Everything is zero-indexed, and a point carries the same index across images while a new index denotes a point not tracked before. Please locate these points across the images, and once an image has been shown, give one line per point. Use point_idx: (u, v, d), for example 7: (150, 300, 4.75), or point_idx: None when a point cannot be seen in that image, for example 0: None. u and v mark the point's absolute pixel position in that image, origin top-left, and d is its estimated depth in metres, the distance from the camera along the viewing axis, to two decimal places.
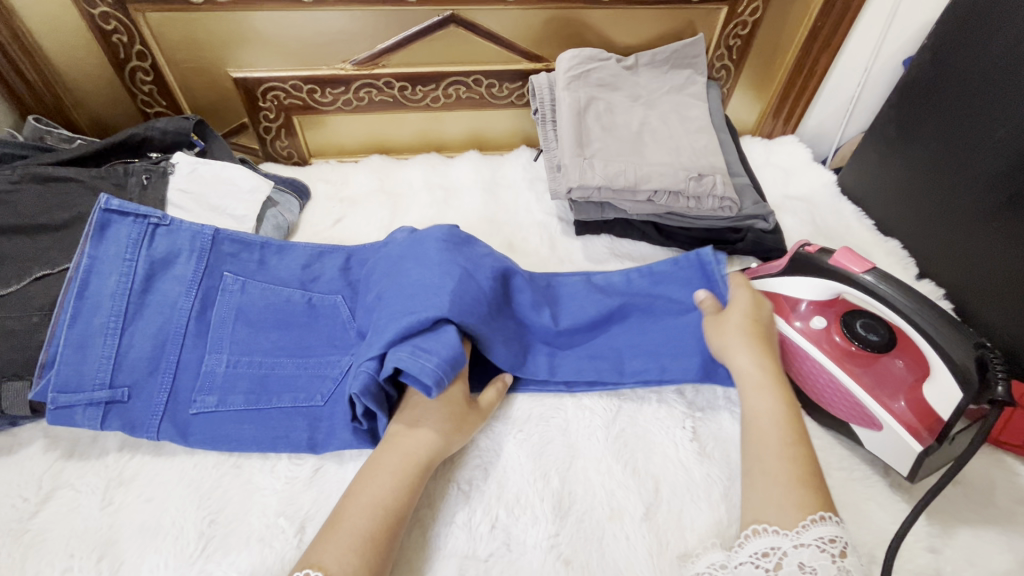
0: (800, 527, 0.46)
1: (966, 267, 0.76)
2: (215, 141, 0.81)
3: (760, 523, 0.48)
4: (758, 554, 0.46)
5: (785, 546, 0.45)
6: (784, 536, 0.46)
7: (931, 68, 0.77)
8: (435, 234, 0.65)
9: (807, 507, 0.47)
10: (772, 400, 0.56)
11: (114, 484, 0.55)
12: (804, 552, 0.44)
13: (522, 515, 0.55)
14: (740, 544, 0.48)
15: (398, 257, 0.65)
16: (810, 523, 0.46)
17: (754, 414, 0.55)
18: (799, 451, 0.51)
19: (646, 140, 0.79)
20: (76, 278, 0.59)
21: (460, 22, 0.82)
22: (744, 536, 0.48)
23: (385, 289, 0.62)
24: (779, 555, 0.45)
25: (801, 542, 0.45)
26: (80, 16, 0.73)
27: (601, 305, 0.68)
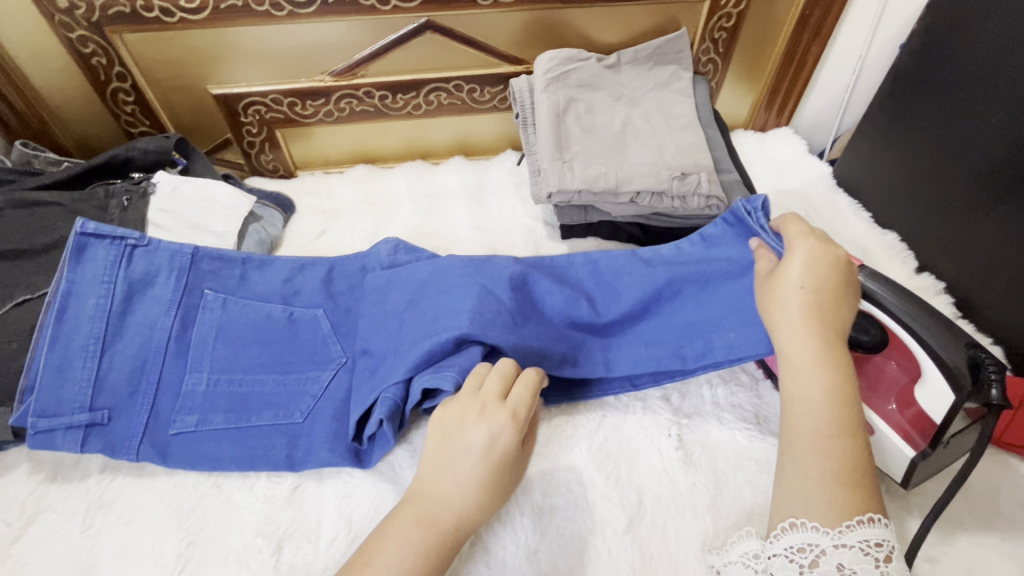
0: (844, 527, 0.41)
1: (964, 259, 0.73)
2: (197, 159, 0.82)
3: (795, 516, 0.43)
4: (792, 548, 0.42)
5: (824, 545, 0.41)
6: (824, 534, 0.41)
7: (921, 53, 0.74)
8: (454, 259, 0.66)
9: (855, 508, 0.42)
10: (829, 377, 0.47)
11: (94, 507, 0.56)
12: (845, 553, 0.40)
13: (502, 531, 0.54)
14: (774, 536, 0.44)
15: (406, 281, 0.65)
16: (855, 524, 0.41)
17: (807, 397, 0.47)
18: (842, 445, 0.44)
19: (628, 139, 0.77)
20: (54, 302, 0.60)
21: (436, 28, 0.81)
22: (779, 528, 0.44)
23: (399, 314, 0.62)
24: (817, 553, 0.41)
25: (844, 542, 0.41)
26: (58, 40, 0.74)
27: (647, 284, 0.65)
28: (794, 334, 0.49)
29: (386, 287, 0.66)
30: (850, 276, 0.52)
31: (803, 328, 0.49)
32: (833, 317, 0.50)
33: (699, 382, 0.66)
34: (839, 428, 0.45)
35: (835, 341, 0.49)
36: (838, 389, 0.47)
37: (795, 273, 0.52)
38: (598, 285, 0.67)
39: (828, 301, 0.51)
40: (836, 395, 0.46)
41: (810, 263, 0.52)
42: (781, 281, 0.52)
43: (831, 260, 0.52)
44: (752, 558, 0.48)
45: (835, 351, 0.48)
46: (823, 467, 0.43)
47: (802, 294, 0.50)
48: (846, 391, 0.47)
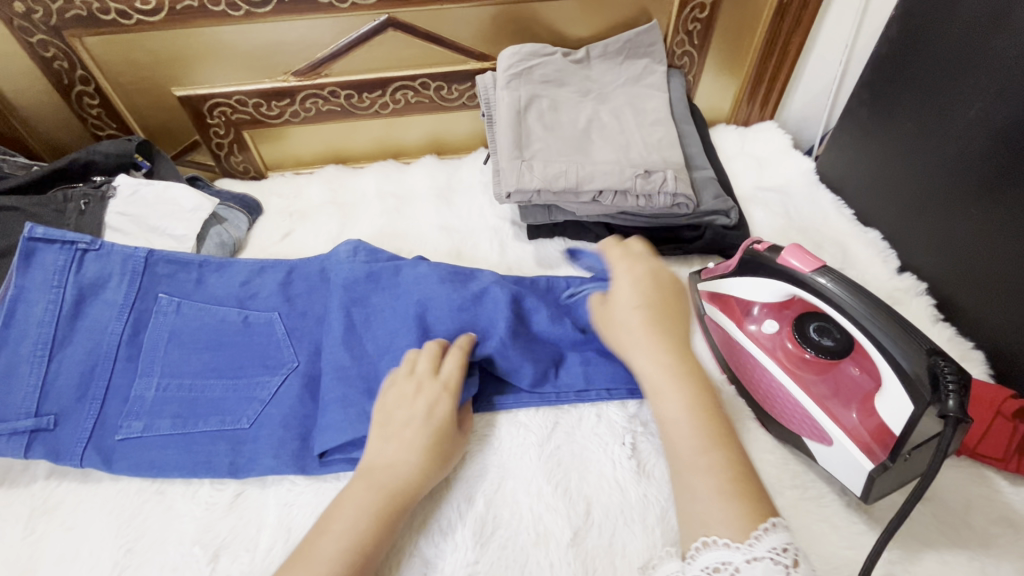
0: (753, 538, 0.40)
1: (948, 257, 0.69)
2: (161, 161, 0.81)
3: (710, 535, 0.42)
4: (708, 569, 0.41)
5: (737, 561, 0.40)
6: (736, 550, 0.40)
7: (901, 40, 0.70)
8: (440, 273, 0.65)
9: (759, 515, 0.42)
10: (687, 391, 0.50)
11: (38, 512, 0.56)
12: (758, 567, 0.39)
13: (442, 542, 0.52)
14: (691, 558, 0.42)
15: (389, 292, 0.65)
16: (762, 533, 0.40)
17: (672, 418, 0.49)
18: (717, 456, 0.46)
19: (593, 137, 0.75)
20: (2, 308, 0.60)
21: (397, 25, 0.79)
22: (693, 548, 0.42)
23: (385, 330, 0.62)
24: (732, 571, 0.40)
25: (755, 556, 0.39)
26: (19, 45, 0.75)
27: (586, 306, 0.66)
28: (649, 358, 0.52)
29: (364, 294, 0.65)
30: (670, 280, 0.58)
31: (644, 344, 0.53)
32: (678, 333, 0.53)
33: None
34: (713, 439, 0.47)
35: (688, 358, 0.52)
36: (699, 400, 0.49)
37: (626, 297, 0.56)
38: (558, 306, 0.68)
39: (664, 313, 0.54)
40: (697, 406, 0.49)
41: (636, 284, 0.56)
42: (619, 308, 0.56)
43: (652, 277, 0.58)
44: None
45: (689, 367, 0.51)
46: (711, 484, 0.44)
47: (638, 313, 0.54)
48: (705, 401, 0.49)
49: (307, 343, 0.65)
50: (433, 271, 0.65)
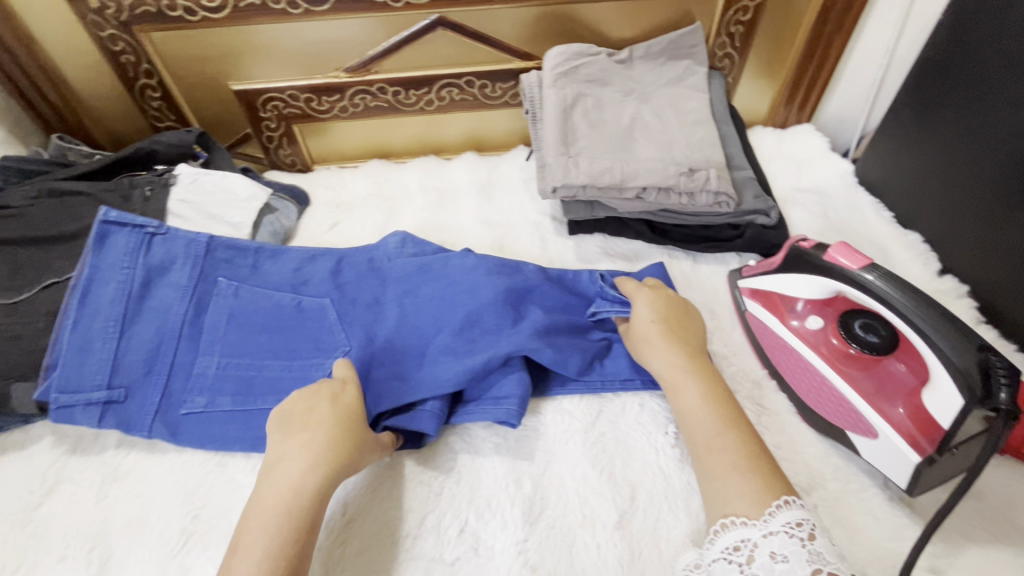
0: (767, 515, 0.44)
1: (990, 260, 0.70)
2: (217, 152, 0.84)
3: (727, 515, 0.46)
4: (728, 549, 0.44)
5: (755, 537, 0.43)
6: (753, 526, 0.44)
7: (948, 44, 0.71)
8: (488, 263, 0.68)
9: (772, 492, 0.46)
10: (702, 383, 0.55)
11: (109, 479, 0.59)
12: (774, 540, 0.43)
13: (492, 520, 0.54)
14: (711, 541, 0.46)
15: (439, 280, 0.68)
16: (776, 509, 0.44)
17: (690, 408, 0.54)
18: (731, 438, 0.50)
19: (637, 135, 0.77)
20: (78, 285, 0.63)
21: (447, 24, 0.82)
22: (713, 532, 0.46)
23: (435, 316, 0.65)
24: (750, 548, 0.43)
25: (770, 530, 0.43)
26: (91, 39, 0.79)
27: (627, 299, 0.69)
28: (664, 360, 0.57)
29: (414, 281, 0.69)
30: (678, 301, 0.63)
31: (664, 350, 0.57)
32: (689, 338, 0.59)
33: None
34: (726, 423, 0.51)
35: (698, 357, 0.57)
36: (712, 390, 0.54)
37: (643, 314, 0.60)
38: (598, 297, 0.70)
39: (675, 329, 0.59)
40: (710, 396, 0.54)
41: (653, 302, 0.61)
42: (636, 324, 0.61)
43: (665, 299, 0.62)
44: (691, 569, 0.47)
45: (699, 364, 0.56)
46: (724, 461, 0.49)
47: (653, 328, 0.59)
48: (718, 391, 0.54)
49: (358, 328, 0.67)
50: (481, 262, 0.68)
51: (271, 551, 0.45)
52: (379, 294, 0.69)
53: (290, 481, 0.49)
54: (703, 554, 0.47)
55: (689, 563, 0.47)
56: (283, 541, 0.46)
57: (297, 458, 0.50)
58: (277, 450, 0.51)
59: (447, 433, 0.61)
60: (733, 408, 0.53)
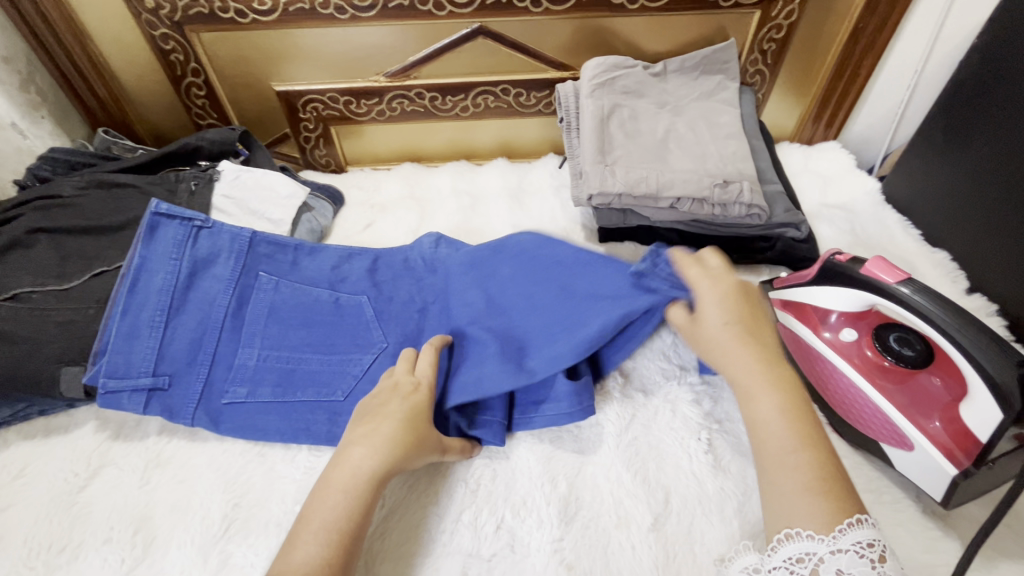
0: (836, 532, 0.43)
1: (1018, 279, 0.71)
2: (258, 150, 0.87)
3: (791, 527, 0.45)
4: (791, 559, 0.44)
5: (822, 552, 0.43)
6: (820, 541, 0.43)
7: (981, 66, 0.72)
8: (565, 255, 0.67)
9: (841, 512, 0.44)
10: (777, 394, 0.51)
11: (152, 465, 0.60)
12: (842, 558, 0.42)
13: (528, 518, 0.55)
14: (773, 548, 0.46)
15: (484, 280, 0.69)
16: (846, 527, 0.43)
17: (764, 418, 0.50)
18: (805, 456, 0.47)
19: (671, 146, 0.78)
20: (128, 274, 0.65)
21: (488, 33, 0.84)
22: (775, 541, 0.46)
23: (479, 313, 0.67)
24: (816, 561, 0.43)
25: (839, 547, 0.43)
26: (144, 38, 0.82)
27: None
28: (733, 361, 0.53)
29: (454, 280, 0.70)
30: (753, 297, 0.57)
31: (737, 354, 0.53)
32: (761, 340, 0.54)
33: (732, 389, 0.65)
34: (801, 440, 0.48)
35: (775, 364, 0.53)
36: (789, 403, 0.50)
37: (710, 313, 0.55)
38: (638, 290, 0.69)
39: (752, 332, 0.54)
40: (790, 411, 0.50)
41: (722, 302, 0.55)
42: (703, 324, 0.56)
43: (742, 290, 0.57)
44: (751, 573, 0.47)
45: (776, 371, 0.52)
46: (795, 482, 0.46)
47: (730, 330, 0.54)
48: (795, 402, 0.50)
49: (395, 326, 0.69)
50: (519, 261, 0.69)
51: (318, 537, 0.46)
52: (418, 292, 0.71)
53: (353, 463, 0.50)
54: (762, 559, 0.47)
55: (749, 567, 0.47)
56: (340, 517, 0.47)
57: (361, 444, 0.51)
58: (349, 436, 0.53)
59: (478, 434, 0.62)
60: (811, 422, 0.49)
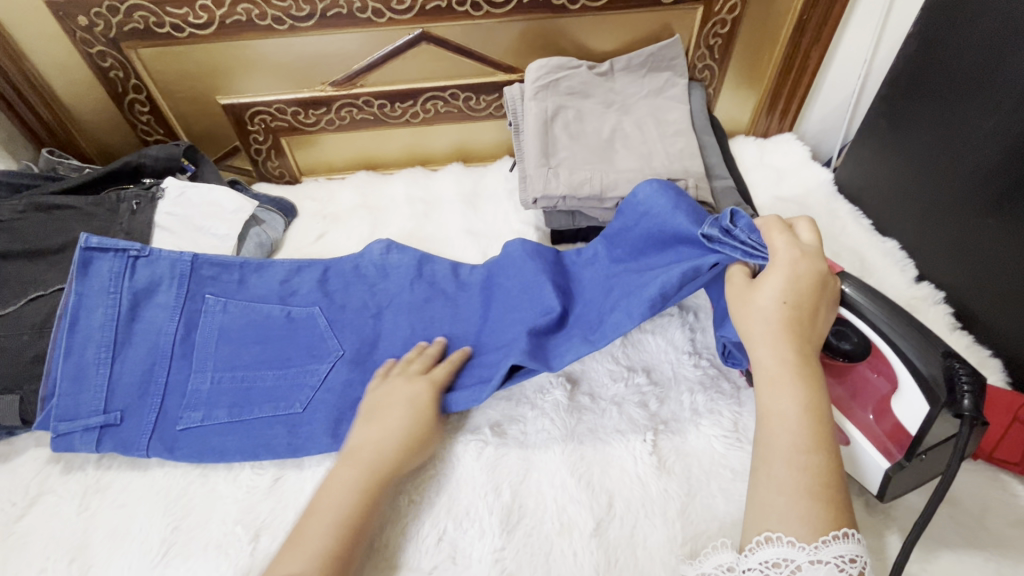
0: (819, 542, 0.42)
1: (964, 265, 0.71)
2: (205, 165, 0.86)
3: (770, 531, 0.44)
4: (767, 563, 0.43)
5: (800, 560, 0.42)
6: (800, 550, 0.42)
7: (918, 55, 0.73)
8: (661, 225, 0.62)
9: (832, 521, 0.43)
10: (803, 391, 0.49)
11: (90, 491, 0.59)
12: (821, 568, 0.41)
13: (470, 528, 0.55)
14: (749, 549, 0.45)
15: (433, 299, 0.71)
16: (831, 539, 0.42)
17: (782, 411, 0.48)
18: (818, 459, 0.46)
19: (616, 146, 0.78)
20: (65, 315, 0.63)
21: (431, 38, 0.83)
22: (753, 543, 0.45)
23: (418, 332, 0.68)
24: (792, 568, 0.42)
25: (819, 558, 0.42)
26: (81, 56, 0.81)
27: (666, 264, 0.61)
28: (773, 347, 0.50)
29: (394, 296, 0.71)
30: (827, 288, 0.53)
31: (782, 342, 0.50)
32: (811, 331, 0.51)
33: (679, 389, 0.65)
34: (815, 443, 0.47)
35: (812, 358, 0.51)
36: (814, 403, 0.48)
37: (776, 285, 0.51)
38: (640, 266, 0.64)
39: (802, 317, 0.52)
40: (810, 411, 0.48)
41: (788, 281, 0.51)
42: (757, 294, 0.52)
43: (818, 278, 0.53)
44: (725, 570, 0.47)
45: (810, 370, 0.50)
46: (798, 482, 0.45)
47: (784, 310, 0.51)
48: (821, 409, 0.48)
49: (349, 334, 0.68)
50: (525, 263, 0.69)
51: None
52: (361, 301, 0.71)
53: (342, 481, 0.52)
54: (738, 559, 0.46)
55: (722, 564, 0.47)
56: None
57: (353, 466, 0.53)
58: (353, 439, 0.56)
59: None
60: (829, 430, 0.48)
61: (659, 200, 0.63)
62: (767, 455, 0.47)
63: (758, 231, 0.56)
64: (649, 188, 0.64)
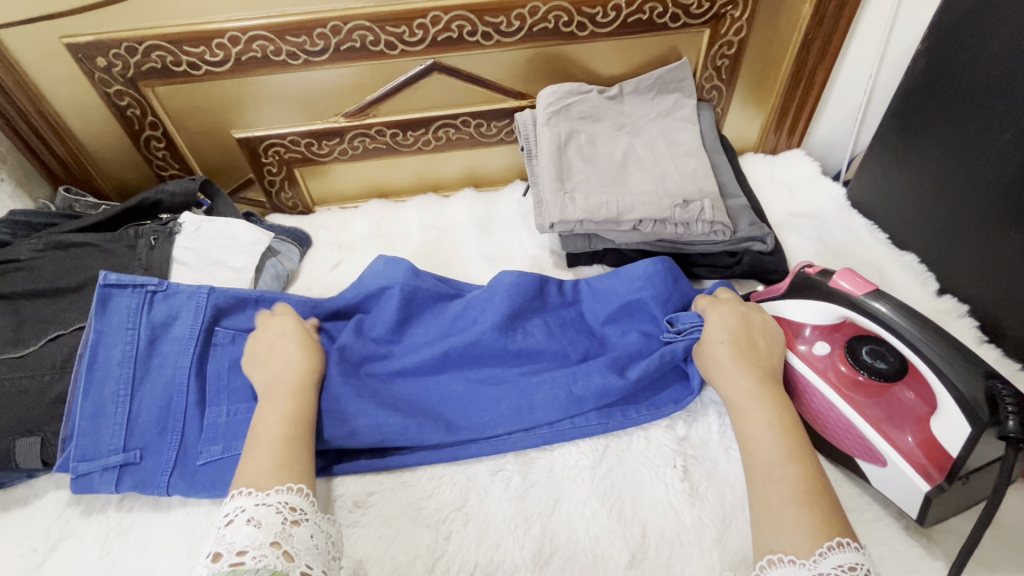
0: (817, 556, 0.42)
1: (984, 280, 0.71)
2: (220, 199, 0.87)
3: (774, 552, 0.44)
4: None
5: None
6: (801, 566, 0.42)
7: (927, 72, 0.73)
8: (623, 310, 0.70)
9: (827, 532, 0.43)
10: (771, 410, 0.52)
11: (112, 534, 0.59)
12: None
13: (501, 564, 0.54)
14: None
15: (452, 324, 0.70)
16: (827, 551, 0.42)
17: (755, 432, 0.52)
18: (793, 470, 0.48)
19: (630, 168, 0.79)
20: (85, 352, 0.63)
21: (442, 68, 0.84)
22: (758, 569, 0.44)
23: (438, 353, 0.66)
24: None
25: (820, 572, 0.41)
26: (99, 96, 0.82)
27: (638, 350, 0.67)
28: (731, 382, 0.56)
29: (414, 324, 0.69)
30: (759, 322, 0.61)
31: (736, 372, 0.56)
32: (758, 360, 0.57)
33: (707, 412, 0.64)
34: (789, 454, 0.49)
35: (770, 381, 0.56)
36: (780, 420, 0.52)
37: (715, 332, 0.60)
38: (605, 346, 0.69)
39: (753, 349, 0.58)
40: (778, 425, 0.51)
41: (723, 321, 0.61)
42: (707, 342, 0.60)
43: (740, 316, 0.61)
44: None
45: (770, 390, 0.54)
46: (783, 494, 0.46)
47: (724, 348, 0.58)
48: (787, 421, 0.52)
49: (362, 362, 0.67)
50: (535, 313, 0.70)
51: None
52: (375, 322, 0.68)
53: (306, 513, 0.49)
54: None
55: None
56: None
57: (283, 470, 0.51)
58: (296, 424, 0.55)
59: (439, 483, 0.60)
60: (800, 438, 0.50)
61: (625, 283, 0.71)
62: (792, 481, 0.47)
63: (698, 317, 0.65)
64: (649, 265, 0.70)
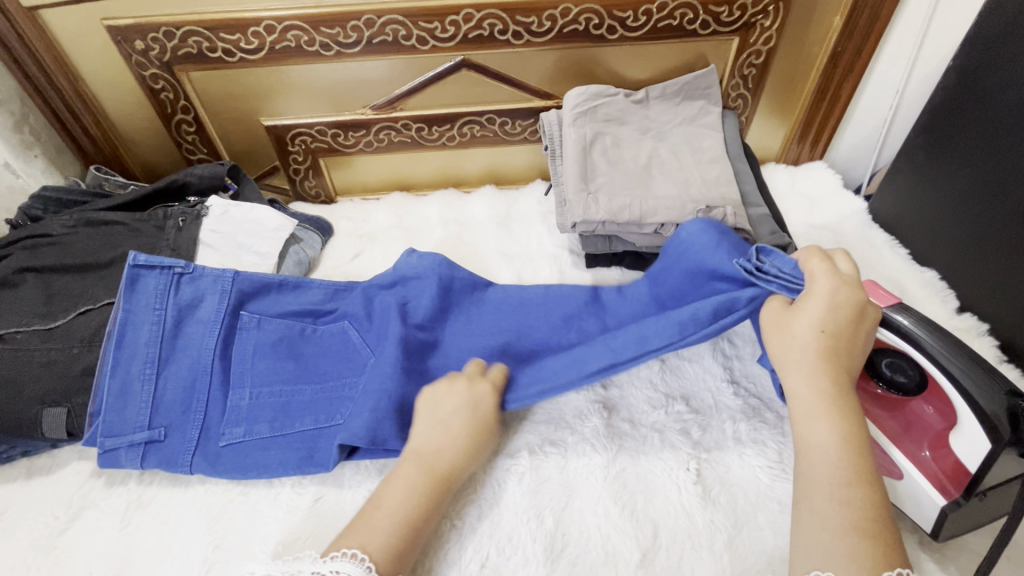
0: None
1: (1006, 300, 0.71)
2: (246, 184, 0.88)
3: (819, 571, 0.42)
4: None
5: None
6: None
7: (957, 90, 0.73)
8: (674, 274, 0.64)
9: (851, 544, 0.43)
10: (843, 424, 0.47)
11: (132, 506, 0.60)
12: None
13: (512, 556, 0.54)
14: None
15: (472, 314, 0.71)
16: None
17: (818, 442, 0.48)
18: (860, 493, 0.44)
19: (654, 172, 0.79)
20: (113, 331, 0.64)
21: (471, 65, 0.85)
22: None
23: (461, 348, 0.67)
24: None
25: None
26: (134, 79, 0.84)
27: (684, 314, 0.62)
28: (809, 380, 0.49)
29: (444, 311, 0.70)
30: (848, 300, 0.51)
31: (819, 372, 0.49)
32: (847, 362, 0.50)
33: (721, 417, 0.64)
34: (857, 476, 0.45)
35: None
36: (855, 437, 0.47)
37: (811, 316, 0.50)
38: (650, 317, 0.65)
39: (843, 349, 0.50)
40: (852, 443, 0.47)
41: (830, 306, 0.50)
42: (793, 330, 0.51)
43: (832, 294, 0.51)
44: None
45: None
46: (807, 504, 0.46)
47: (821, 339, 0.49)
48: (859, 437, 0.47)
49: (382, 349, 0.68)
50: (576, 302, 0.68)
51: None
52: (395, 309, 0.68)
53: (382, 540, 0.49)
54: None
55: None
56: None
57: None
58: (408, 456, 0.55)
59: None
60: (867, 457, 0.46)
61: (699, 237, 0.62)
62: (807, 489, 0.47)
63: (794, 263, 0.55)
64: (698, 227, 0.63)
